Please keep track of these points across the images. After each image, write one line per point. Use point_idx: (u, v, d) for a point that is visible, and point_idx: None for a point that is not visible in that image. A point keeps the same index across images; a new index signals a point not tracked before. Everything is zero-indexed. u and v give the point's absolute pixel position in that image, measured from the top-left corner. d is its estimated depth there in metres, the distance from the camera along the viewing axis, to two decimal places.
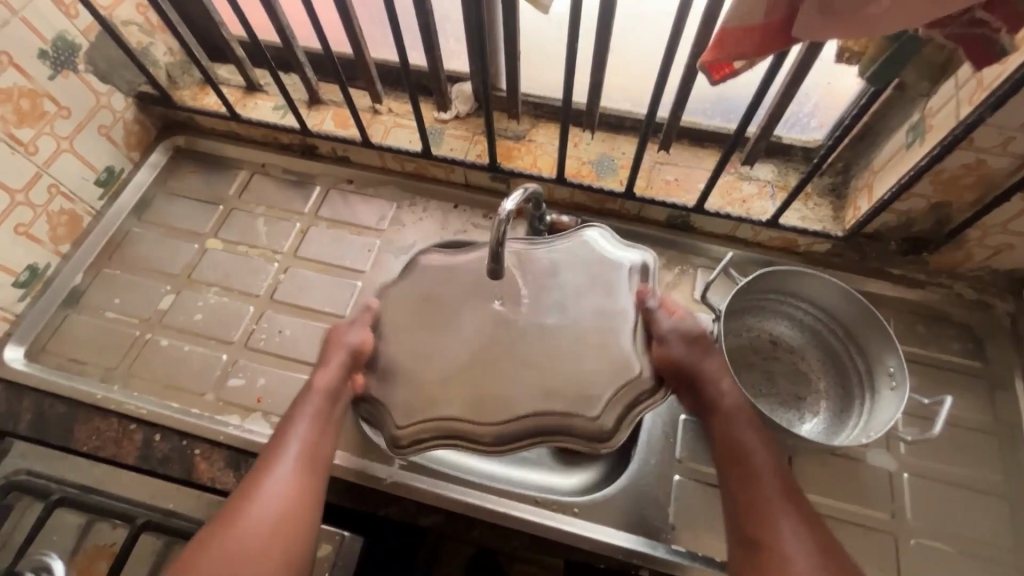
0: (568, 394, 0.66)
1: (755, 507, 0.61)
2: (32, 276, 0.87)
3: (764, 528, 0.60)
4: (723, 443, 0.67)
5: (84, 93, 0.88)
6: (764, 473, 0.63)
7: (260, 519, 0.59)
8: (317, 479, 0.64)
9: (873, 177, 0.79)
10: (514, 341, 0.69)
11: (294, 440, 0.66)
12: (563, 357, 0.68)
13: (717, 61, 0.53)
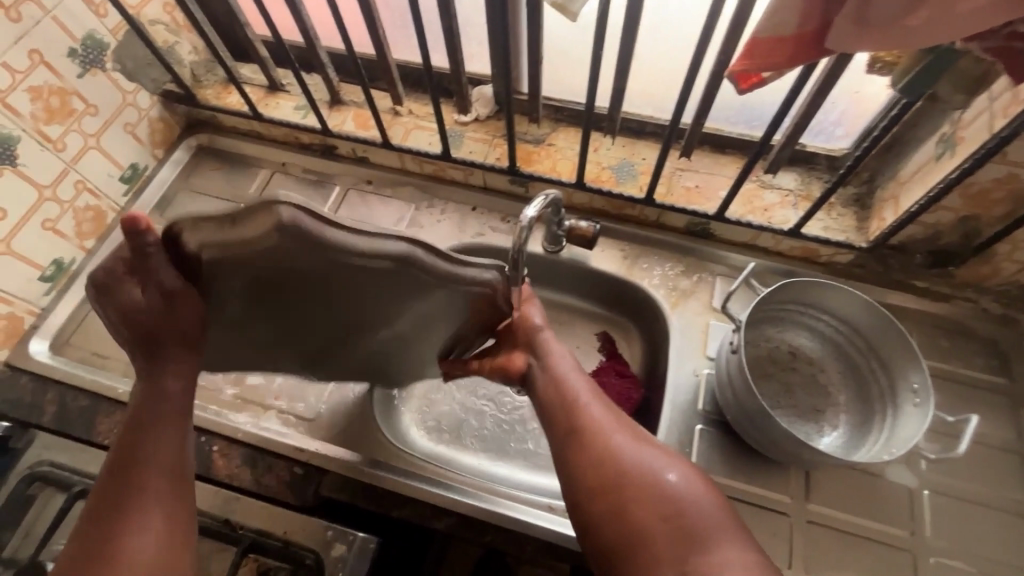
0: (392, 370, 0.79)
1: (592, 437, 0.61)
2: (57, 270, 0.89)
3: (603, 455, 0.60)
4: (550, 392, 0.66)
5: (110, 90, 0.89)
6: (590, 407, 0.64)
7: (138, 555, 0.55)
8: (182, 488, 0.60)
9: (900, 189, 0.77)
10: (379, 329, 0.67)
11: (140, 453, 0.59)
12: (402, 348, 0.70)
13: (745, 71, 0.53)
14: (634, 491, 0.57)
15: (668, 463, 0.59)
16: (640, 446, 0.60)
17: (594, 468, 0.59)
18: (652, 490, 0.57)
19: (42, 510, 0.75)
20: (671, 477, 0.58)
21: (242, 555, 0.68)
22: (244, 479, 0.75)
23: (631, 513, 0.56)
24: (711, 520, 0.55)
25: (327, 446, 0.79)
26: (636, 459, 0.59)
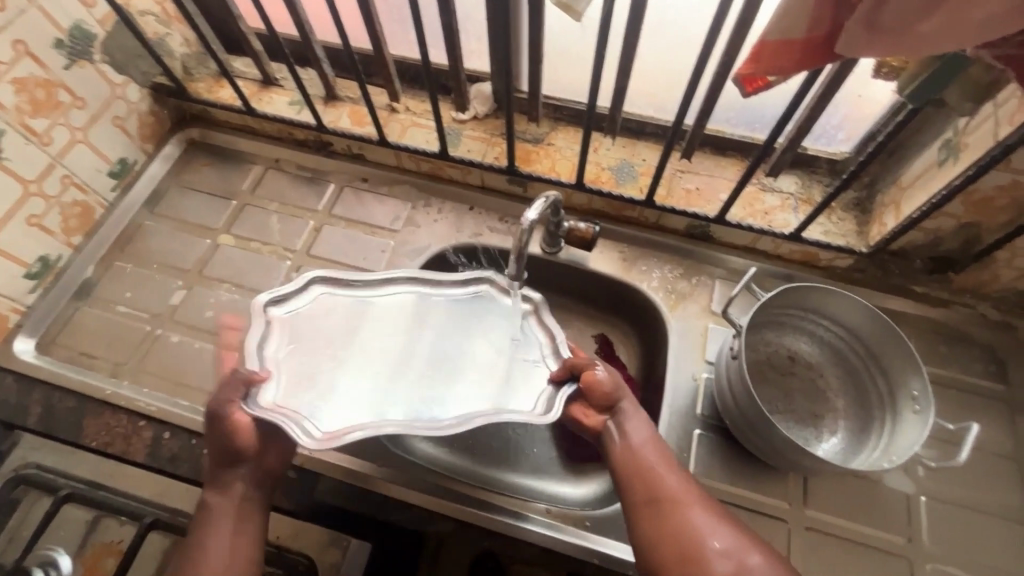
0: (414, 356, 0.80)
1: (664, 506, 0.60)
2: (43, 267, 0.86)
3: (677, 527, 0.58)
4: (625, 454, 0.65)
5: (99, 83, 0.86)
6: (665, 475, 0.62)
7: None
8: None
9: (901, 194, 0.77)
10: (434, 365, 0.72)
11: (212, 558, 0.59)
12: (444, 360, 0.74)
13: (751, 73, 0.52)
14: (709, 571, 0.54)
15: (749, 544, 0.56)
16: (716, 528, 0.57)
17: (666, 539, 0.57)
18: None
19: (25, 518, 0.75)
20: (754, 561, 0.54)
21: None
22: None
23: None
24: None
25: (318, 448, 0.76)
26: (712, 536, 0.56)
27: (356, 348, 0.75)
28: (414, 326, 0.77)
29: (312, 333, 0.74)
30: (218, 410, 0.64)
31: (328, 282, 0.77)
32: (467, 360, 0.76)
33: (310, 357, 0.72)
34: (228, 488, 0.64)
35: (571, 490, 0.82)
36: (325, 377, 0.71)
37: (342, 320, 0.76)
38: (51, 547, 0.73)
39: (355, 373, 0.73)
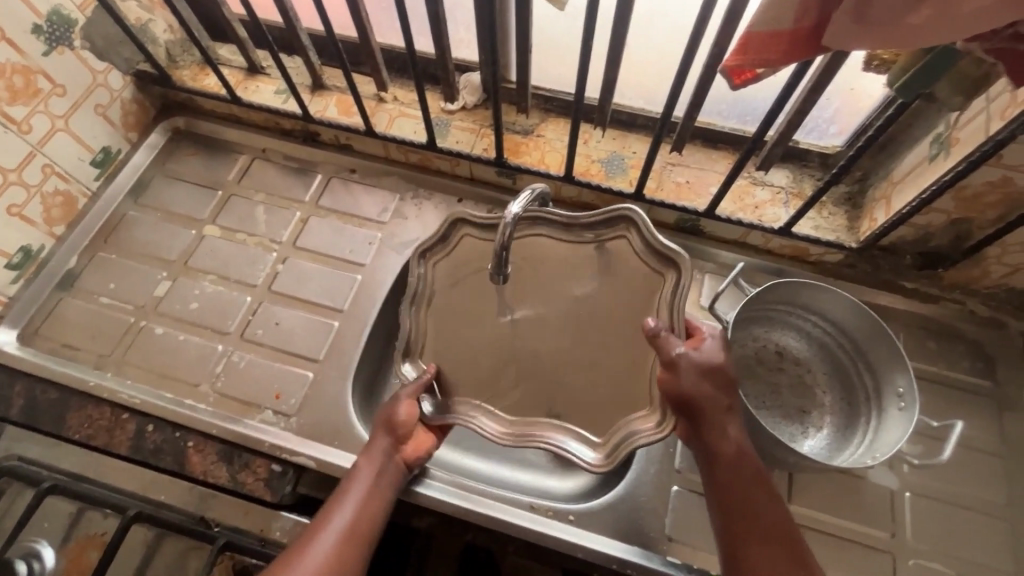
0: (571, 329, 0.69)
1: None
2: (25, 258, 0.85)
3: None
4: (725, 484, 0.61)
5: (80, 70, 0.85)
6: (765, 553, 0.56)
7: None
8: (353, 559, 0.61)
9: (892, 189, 0.76)
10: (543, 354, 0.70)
11: (341, 513, 0.63)
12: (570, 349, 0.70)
13: (737, 65, 0.51)
14: None
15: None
16: None
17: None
18: None
19: (12, 503, 0.74)
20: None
21: (219, 553, 0.69)
22: (220, 476, 0.73)
23: None
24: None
25: (308, 443, 0.77)
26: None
27: (498, 297, 0.70)
28: (551, 271, 0.69)
29: (459, 279, 0.71)
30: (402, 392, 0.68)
31: (466, 223, 0.71)
32: (581, 328, 0.69)
33: (444, 311, 0.71)
34: (374, 459, 0.68)
35: (567, 484, 0.82)
36: (446, 348, 0.70)
37: (480, 259, 0.71)
38: (35, 538, 0.73)
39: (491, 326, 0.71)
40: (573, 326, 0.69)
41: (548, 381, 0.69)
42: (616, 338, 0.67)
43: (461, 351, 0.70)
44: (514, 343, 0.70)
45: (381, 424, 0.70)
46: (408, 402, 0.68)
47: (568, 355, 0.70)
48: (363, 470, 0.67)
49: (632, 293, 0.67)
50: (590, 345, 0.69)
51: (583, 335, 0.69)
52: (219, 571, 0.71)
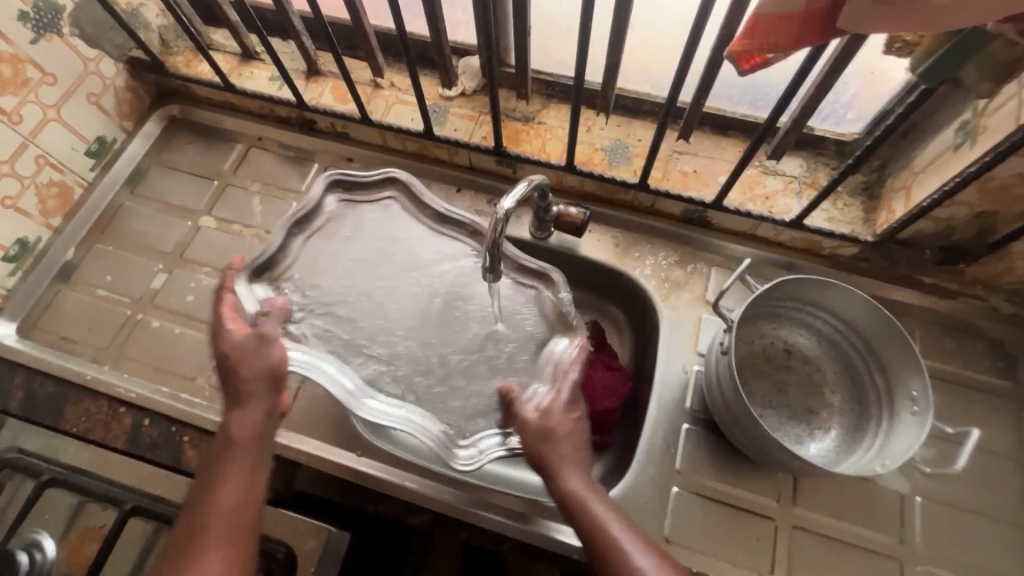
0: (441, 321, 0.75)
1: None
2: (22, 250, 0.85)
3: None
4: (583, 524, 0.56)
5: (70, 58, 0.83)
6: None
7: None
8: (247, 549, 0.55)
9: (912, 179, 0.72)
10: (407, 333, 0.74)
11: (221, 503, 0.55)
12: (435, 334, 0.74)
13: (744, 50, 0.47)
14: None
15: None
16: None
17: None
18: None
19: (12, 496, 0.74)
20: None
21: None
22: None
23: None
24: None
25: (299, 437, 0.73)
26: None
27: (387, 262, 0.78)
28: (451, 274, 0.78)
29: (362, 226, 0.80)
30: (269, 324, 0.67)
31: (399, 190, 0.82)
32: (453, 319, 0.75)
33: (338, 255, 0.78)
34: (249, 433, 0.60)
35: None
36: (322, 278, 0.76)
37: (393, 232, 0.80)
38: (37, 530, 0.73)
39: (358, 285, 0.76)
40: (455, 319, 0.75)
41: (409, 361, 0.72)
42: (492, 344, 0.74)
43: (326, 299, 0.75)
44: (370, 308, 0.75)
45: (248, 384, 0.62)
46: (279, 340, 0.66)
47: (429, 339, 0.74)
48: (235, 450, 0.59)
49: (519, 322, 0.75)
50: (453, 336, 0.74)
51: (452, 326, 0.75)
52: None
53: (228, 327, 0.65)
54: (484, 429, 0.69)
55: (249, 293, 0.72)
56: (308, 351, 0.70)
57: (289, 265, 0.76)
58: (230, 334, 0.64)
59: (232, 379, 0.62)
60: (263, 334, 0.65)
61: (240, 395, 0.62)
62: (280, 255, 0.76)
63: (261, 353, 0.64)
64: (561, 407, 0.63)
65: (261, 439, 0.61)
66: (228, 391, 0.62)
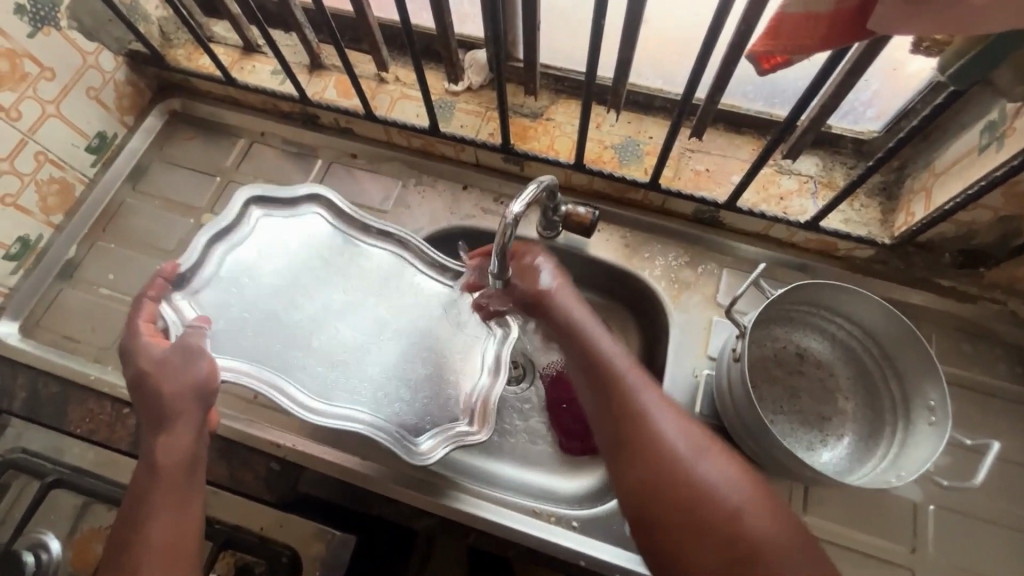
0: (373, 327, 0.78)
1: (680, 471, 0.52)
2: (24, 248, 0.84)
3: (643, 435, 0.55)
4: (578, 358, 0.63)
5: (69, 52, 0.81)
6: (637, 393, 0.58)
7: None
8: None
9: (933, 181, 0.70)
10: (339, 339, 0.77)
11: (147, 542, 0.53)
12: (368, 339, 0.77)
13: (767, 51, 0.45)
14: (671, 485, 0.52)
15: (774, 515, 0.50)
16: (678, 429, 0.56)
17: (675, 512, 0.51)
18: (710, 504, 0.50)
19: (19, 495, 0.74)
20: (784, 545, 0.48)
21: (219, 551, 0.67)
22: (219, 475, 0.72)
23: (662, 493, 0.52)
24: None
25: (303, 440, 0.73)
26: (724, 495, 0.51)
27: (314, 270, 0.80)
28: (379, 281, 0.81)
29: (292, 239, 0.80)
30: (195, 333, 0.64)
31: (320, 206, 0.82)
32: (383, 322, 0.79)
33: (256, 266, 0.77)
34: (174, 460, 0.56)
35: (573, 484, 0.81)
36: (246, 289, 0.76)
37: (315, 242, 0.81)
38: (41, 530, 0.73)
39: (284, 294, 0.77)
40: (382, 327, 0.78)
41: (345, 365, 0.75)
42: (427, 349, 0.78)
43: (253, 310, 0.75)
44: (300, 316, 0.77)
45: (170, 404, 0.59)
46: (205, 348, 0.63)
47: (362, 345, 0.77)
48: (157, 482, 0.55)
49: (451, 327, 0.80)
50: (388, 343, 0.78)
51: (382, 332, 0.78)
52: (220, 567, 0.68)
53: (151, 346, 0.62)
54: (441, 426, 0.73)
55: (172, 313, 0.70)
56: (244, 363, 0.71)
57: (202, 281, 0.74)
58: (151, 351, 0.62)
59: (152, 403, 0.59)
60: (186, 344, 0.62)
61: (162, 419, 0.58)
62: (193, 270, 0.74)
63: (186, 369, 0.60)
64: (555, 270, 0.69)
65: (190, 464, 0.57)
66: (149, 415, 0.59)
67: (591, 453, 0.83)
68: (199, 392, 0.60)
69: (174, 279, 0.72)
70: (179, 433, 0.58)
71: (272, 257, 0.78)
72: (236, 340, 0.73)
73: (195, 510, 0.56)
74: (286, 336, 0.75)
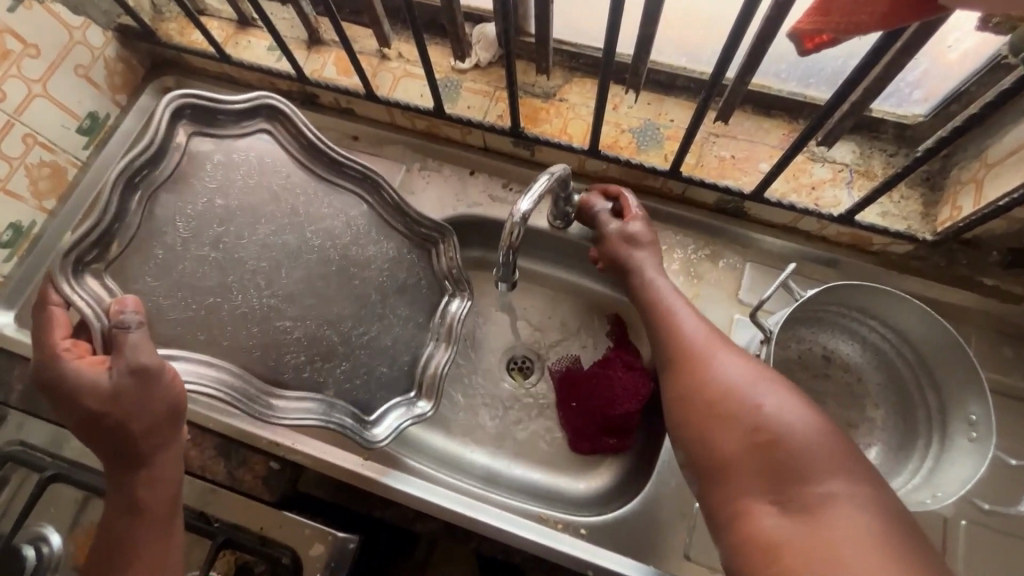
0: (330, 279, 0.72)
1: (734, 394, 0.52)
2: (16, 235, 0.80)
3: (698, 369, 0.55)
4: (642, 303, 0.67)
5: (53, 26, 0.77)
6: (695, 329, 0.60)
7: None
8: None
9: (985, 171, 0.63)
10: (291, 294, 0.70)
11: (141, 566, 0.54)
12: (322, 288, 0.72)
13: (815, 27, 0.40)
14: (721, 412, 0.52)
15: (833, 450, 0.47)
16: (733, 361, 0.55)
17: (720, 430, 0.51)
18: (749, 417, 0.50)
19: (18, 489, 0.71)
20: (830, 472, 0.46)
21: (219, 550, 0.64)
22: (217, 472, 0.70)
23: (706, 416, 0.52)
24: (859, 536, 0.42)
25: (301, 438, 0.70)
26: (776, 415, 0.49)
27: (268, 213, 0.72)
28: (340, 229, 0.74)
29: (238, 176, 0.71)
30: (137, 347, 0.54)
31: (274, 126, 0.74)
32: (338, 272, 0.73)
33: (200, 213, 0.69)
34: (161, 484, 0.56)
35: (581, 485, 0.79)
36: (179, 229, 0.68)
37: (261, 173, 0.72)
38: (42, 523, 0.71)
39: (220, 240, 0.69)
40: (337, 279, 0.73)
41: (297, 320, 0.70)
42: (387, 305, 0.74)
43: (183, 261, 0.67)
44: (241, 263, 0.69)
45: (147, 439, 0.55)
46: (163, 365, 0.56)
47: (314, 293, 0.71)
48: (147, 519, 0.55)
49: (421, 287, 0.77)
50: (347, 290, 0.73)
51: (341, 282, 0.73)
52: (220, 565, 0.66)
53: (94, 378, 0.53)
54: (390, 402, 0.71)
55: (84, 290, 0.60)
56: (192, 352, 0.65)
57: (130, 234, 0.65)
58: (89, 375, 0.53)
59: (115, 432, 0.54)
60: (139, 367, 0.53)
61: (138, 451, 0.55)
62: (118, 226, 0.64)
63: (151, 394, 0.54)
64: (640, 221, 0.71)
65: (174, 483, 0.57)
66: (119, 452, 0.55)
67: (603, 452, 0.80)
68: (172, 410, 0.56)
69: (95, 248, 0.62)
70: (161, 457, 0.56)
71: (209, 195, 0.70)
72: (185, 324, 0.65)
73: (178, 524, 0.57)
74: (226, 287, 0.68)
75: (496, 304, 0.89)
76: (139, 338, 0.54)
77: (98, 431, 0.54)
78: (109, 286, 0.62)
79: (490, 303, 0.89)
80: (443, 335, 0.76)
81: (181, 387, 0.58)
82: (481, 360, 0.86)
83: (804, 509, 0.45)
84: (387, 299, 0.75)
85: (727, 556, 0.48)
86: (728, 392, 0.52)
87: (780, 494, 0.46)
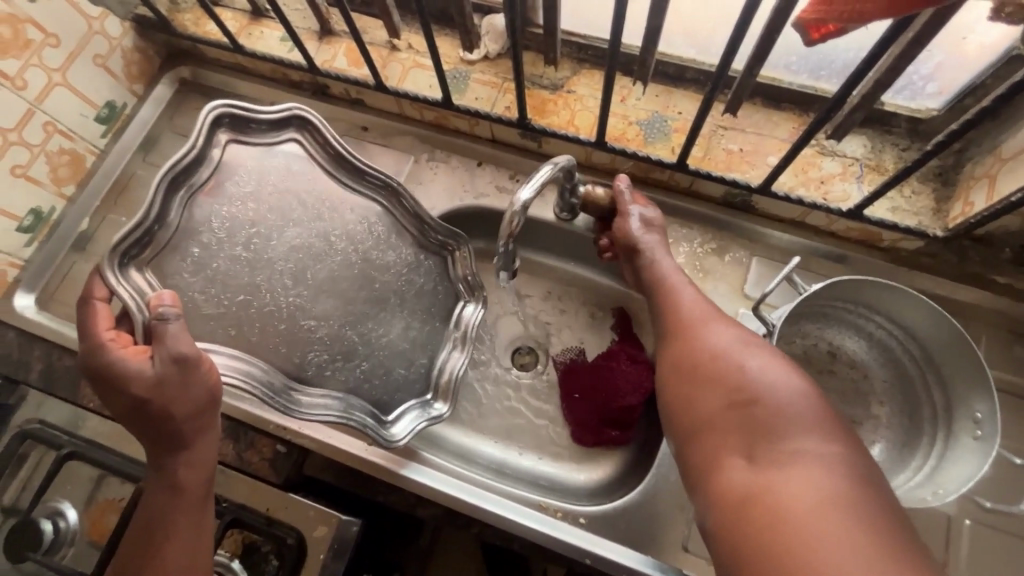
0: (353, 284, 0.73)
1: (722, 358, 0.54)
2: (36, 220, 0.82)
3: (692, 336, 0.57)
4: (643, 277, 0.68)
5: (73, 17, 0.79)
6: (693, 301, 0.62)
7: None
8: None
9: (999, 166, 0.62)
10: (317, 292, 0.72)
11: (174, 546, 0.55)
12: (347, 291, 0.73)
13: (819, 16, 0.41)
14: (708, 375, 0.54)
15: (809, 416, 0.48)
16: (725, 331, 0.57)
17: (705, 388, 0.53)
18: (733, 380, 0.51)
19: (35, 467, 0.73)
20: (807, 437, 0.46)
21: (226, 529, 0.66)
22: (226, 453, 0.72)
23: (693, 378, 0.54)
24: (827, 491, 0.43)
25: (309, 424, 0.72)
26: (759, 379, 0.50)
27: (297, 219, 0.72)
28: (362, 234, 0.75)
29: (270, 180, 0.72)
30: (176, 337, 0.56)
31: (303, 135, 0.74)
32: (360, 274, 0.74)
33: (233, 216, 0.69)
34: (196, 467, 0.58)
35: (582, 477, 0.79)
36: (214, 232, 0.68)
37: (292, 180, 0.73)
38: (59, 499, 0.72)
39: (251, 240, 0.70)
40: (353, 279, 0.74)
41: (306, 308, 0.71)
42: (402, 311, 0.75)
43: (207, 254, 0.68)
44: (264, 259, 0.70)
45: (189, 422, 0.57)
46: (199, 355, 0.58)
47: (333, 290, 0.72)
48: (185, 501, 0.56)
49: (436, 288, 0.79)
50: (369, 295, 0.74)
51: (361, 283, 0.74)
52: (228, 544, 0.67)
53: (140, 367, 0.55)
54: (406, 403, 0.73)
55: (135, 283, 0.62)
56: (225, 347, 0.66)
57: (169, 240, 0.66)
58: (132, 362, 0.55)
59: (156, 418, 0.56)
60: (182, 355, 0.56)
61: (178, 436, 0.57)
62: (158, 227, 0.65)
63: (189, 381, 0.57)
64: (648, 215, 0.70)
65: (208, 468, 0.59)
66: (160, 438, 0.57)
67: (605, 445, 0.80)
68: (208, 399, 0.59)
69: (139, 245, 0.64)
70: (196, 444, 0.58)
71: (243, 196, 0.70)
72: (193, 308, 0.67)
73: (208, 510, 0.58)
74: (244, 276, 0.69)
75: (501, 295, 0.89)
76: (178, 329, 0.56)
77: (139, 417, 0.56)
78: (151, 280, 0.63)
79: (497, 295, 0.89)
80: (457, 335, 0.78)
81: (217, 378, 0.60)
82: (486, 351, 0.86)
83: (775, 465, 0.46)
84: (413, 313, 0.76)
85: (700, 513, 0.49)
86: (716, 357, 0.54)
87: (754, 451, 0.47)
